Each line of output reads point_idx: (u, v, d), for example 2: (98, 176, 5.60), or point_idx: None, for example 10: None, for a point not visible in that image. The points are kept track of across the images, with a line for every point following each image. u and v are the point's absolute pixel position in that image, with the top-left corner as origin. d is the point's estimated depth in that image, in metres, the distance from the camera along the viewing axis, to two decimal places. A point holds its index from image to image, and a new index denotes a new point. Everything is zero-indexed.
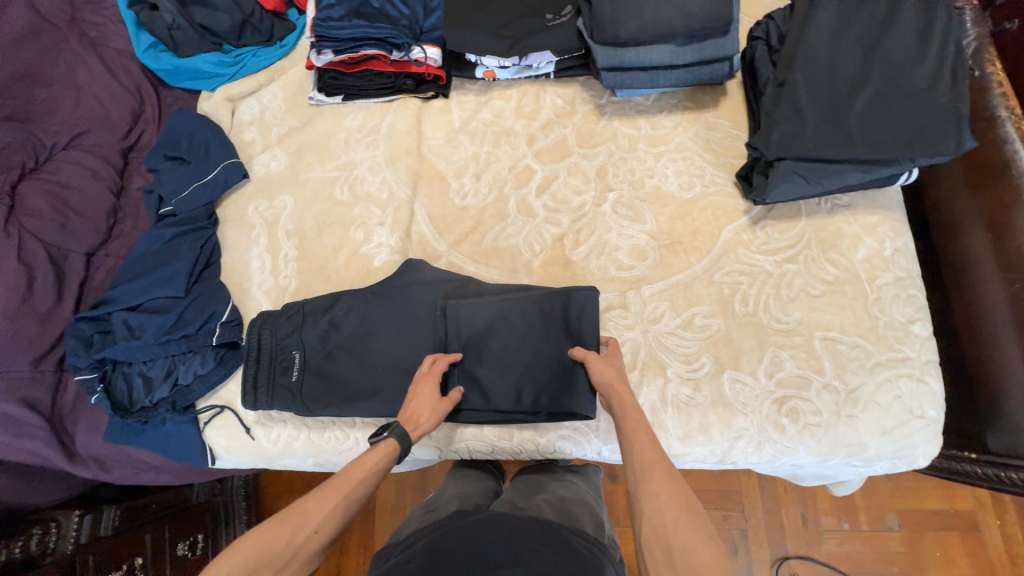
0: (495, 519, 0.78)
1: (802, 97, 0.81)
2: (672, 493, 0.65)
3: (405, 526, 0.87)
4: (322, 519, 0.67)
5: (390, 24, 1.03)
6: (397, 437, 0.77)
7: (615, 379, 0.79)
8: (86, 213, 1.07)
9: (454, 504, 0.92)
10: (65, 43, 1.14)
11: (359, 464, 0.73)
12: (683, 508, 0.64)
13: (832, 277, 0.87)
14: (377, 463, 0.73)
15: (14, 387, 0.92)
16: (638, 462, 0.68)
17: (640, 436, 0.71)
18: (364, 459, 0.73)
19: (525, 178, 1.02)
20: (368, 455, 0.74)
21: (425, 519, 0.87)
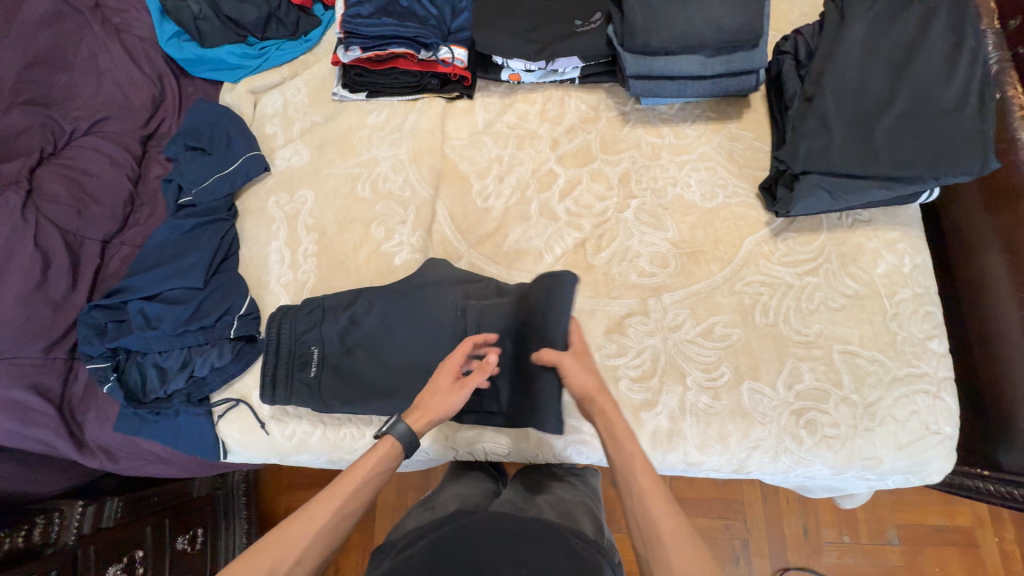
0: (491, 517, 0.78)
1: (830, 113, 0.83)
2: (684, 556, 0.59)
3: (406, 522, 0.89)
4: (310, 545, 0.63)
5: (419, 24, 1.03)
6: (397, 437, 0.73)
7: (596, 392, 0.74)
8: (103, 200, 1.05)
9: (456, 503, 0.92)
10: (89, 29, 1.14)
11: (350, 475, 0.69)
12: (697, 573, 0.58)
13: (852, 291, 0.88)
14: (369, 471, 0.70)
15: (24, 373, 0.91)
16: (643, 515, 0.64)
17: (643, 484, 0.65)
18: (355, 474, 0.69)
19: (548, 182, 1.03)
20: (368, 456, 0.71)
21: (425, 516, 0.88)
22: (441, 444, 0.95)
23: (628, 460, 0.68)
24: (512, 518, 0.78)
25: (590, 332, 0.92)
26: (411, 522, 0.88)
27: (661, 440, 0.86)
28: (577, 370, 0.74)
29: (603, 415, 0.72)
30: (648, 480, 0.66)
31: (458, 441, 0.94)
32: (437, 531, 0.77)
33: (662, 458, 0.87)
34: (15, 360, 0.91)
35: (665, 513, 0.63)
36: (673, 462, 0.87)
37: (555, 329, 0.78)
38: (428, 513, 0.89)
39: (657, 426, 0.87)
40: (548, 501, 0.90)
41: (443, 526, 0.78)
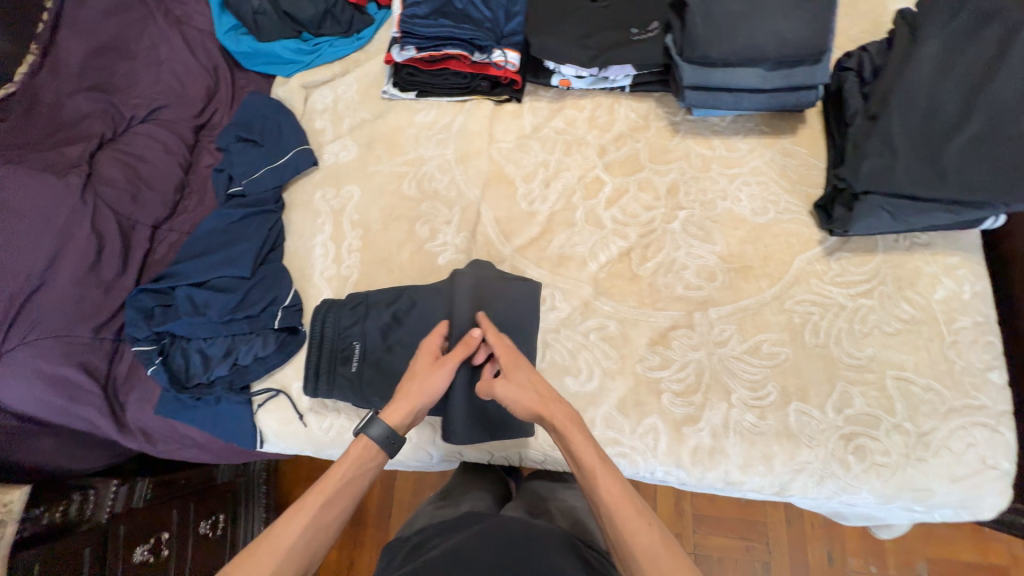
0: (501, 525, 0.79)
1: (895, 132, 0.81)
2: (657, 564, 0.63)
3: (416, 518, 0.98)
4: (290, 558, 0.66)
5: (475, 26, 1.04)
6: (375, 436, 0.76)
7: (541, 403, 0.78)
8: (156, 186, 1.08)
9: (466, 504, 0.99)
10: (151, 20, 1.17)
11: (320, 488, 0.72)
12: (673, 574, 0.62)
13: (908, 315, 0.86)
14: (340, 482, 0.73)
15: (74, 351, 0.93)
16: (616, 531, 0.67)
17: (614, 499, 0.69)
18: (329, 483, 0.72)
19: (595, 189, 1.02)
20: (342, 465, 0.74)
21: (435, 514, 0.96)
22: (472, 445, 0.95)
23: (593, 476, 0.71)
24: (513, 526, 0.78)
25: (633, 342, 0.91)
26: (422, 519, 0.97)
27: (702, 457, 0.84)
28: (514, 390, 0.79)
29: (557, 430, 0.76)
30: (616, 496, 0.69)
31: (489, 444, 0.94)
32: (448, 539, 0.78)
33: (701, 476, 0.85)
34: (66, 338, 0.92)
35: (634, 526, 0.66)
36: (712, 480, 0.85)
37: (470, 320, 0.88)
38: (438, 512, 0.97)
39: (699, 442, 0.85)
40: (559, 508, 0.95)
41: (444, 534, 0.81)
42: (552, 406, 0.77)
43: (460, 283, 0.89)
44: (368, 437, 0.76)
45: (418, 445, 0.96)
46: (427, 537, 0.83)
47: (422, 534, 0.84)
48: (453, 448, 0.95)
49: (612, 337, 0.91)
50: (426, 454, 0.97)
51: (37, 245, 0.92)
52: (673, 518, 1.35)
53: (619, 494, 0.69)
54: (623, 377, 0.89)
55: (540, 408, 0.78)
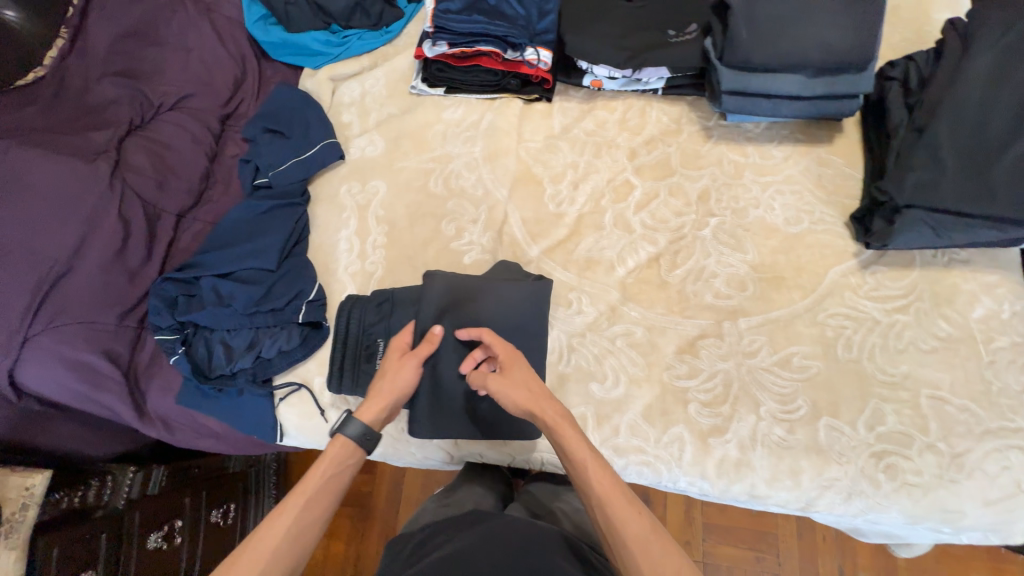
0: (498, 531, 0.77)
1: (943, 145, 0.79)
2: (650, 554, 0.62)
3: (422, 516, 0.98)
4: (274, 563, 0.64)
5: (508, 23, 1.02)
6: (352, 433, 0.75)
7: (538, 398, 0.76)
8: (182, 175, 1.07)
9: (470, 503, 0.97)
10: (181, 7, 1.16)
11: (299, 494, 0.70)
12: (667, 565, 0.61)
13: (945, 333, 0.84)
14: (319, 484, 0.71)
15: (97, 338, 0.92)
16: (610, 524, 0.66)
17: (608, 492, 0.67)
18: (309, 484, 0.71)
19: (624, 193, 1.01)
20: (322, 465, 0.73)
21: (439, 513, 0.96)
22: (494, 448, 0.93)
23: (584, 467, 0.69)
24: (511, 531, 0.77)
25: (660, 350, 0.89)
26: (428, 516, 0.97)
27: (728, 469, 0.83)
28: (510, 390, 0.76)
29: (550, 427, 0.73)
30: (608, 488, 0.68)
31: (510, 447, 0.93)
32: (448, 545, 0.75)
33: (725, 488, 0.84)
34: (90, 325, 0.91)
35: (626, 516, 0.65)
36: (737, 493, 0.84)
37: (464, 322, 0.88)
38: (441, 509, 0.97)
39: (725, 454, 0.83)
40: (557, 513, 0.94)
41: (442, 536, 0.79)
42: (543, 402, 0.75)
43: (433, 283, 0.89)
44: (345, 436, 0.75)
45: (438, 446, 0.94)
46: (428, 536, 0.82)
47: (430, 528, 0.84)
48: (472, 449, 0.94)
49: (639, 344, 0.90)
50: (444, 453, 0.95)
51: (63, 231, 0.91)
52: (683, 527, 1.33)
53: (612, 487, 0.68)
54: (649, 385, 0.87)
55: (534, 406, 0.75)
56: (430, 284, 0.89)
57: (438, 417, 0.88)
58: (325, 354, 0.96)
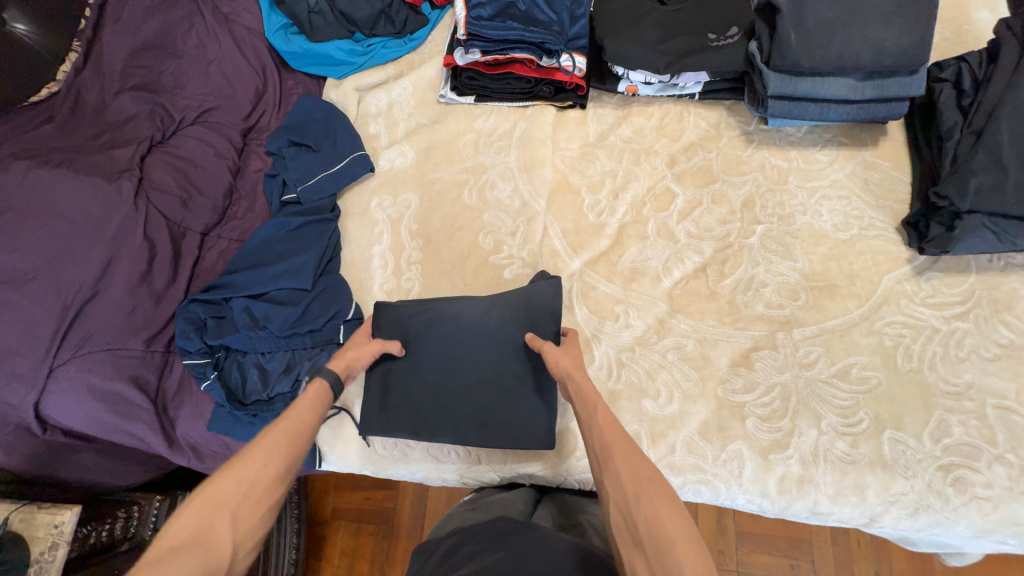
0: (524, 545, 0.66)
1: (1004, 150, 0.77)
2: (635, 474, 0.58)
3: (447, 522, 0.84)
4: (276, 450, 0.60)
5: (543, 29, 0.99)
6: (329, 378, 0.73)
7: (571, 367, 0.74)
8: (206, 191, 1.03)
9: (500, 507, 0.83)
10: (199, 17, 1.12)
11: (291, 408, 0.67)
12: (644, 487, 0.57)
13: (1007, 340, 0.82)
14: (311, 402, 0.68)
15: (124, 365, 0.87)
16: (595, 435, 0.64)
17: (595, 413, 0.65)
18: (298, 404, 0.68)
19: (666, 201, 0.98)
20: (307, 395, 0.69)
21: (468, 517, 0.81)
22: (547, 466, 0.87)
23: (590, 399, 0.67)
24: (538, 545, 0.66)
25: (713, 363, 0.87)
26: (453, 522, 0.83)
27: (790, 486, 0.80)
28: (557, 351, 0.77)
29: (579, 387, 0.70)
30: (605, 414, 0.65)
31: (563, 465, 0.87)
32: (472, 561, 0.65)
33: (787, 505, 0.81)
34: (118, 352, 0.87)
35: (614, 440, 0.62)
36: (798, 510, 0.81)
37: (452, 337, 0.88)
38: (469, 513, 0.83)
39: (787, 471, 0.81)
40: (593, 524, 0.80)
41: (466, 548, 0.69)
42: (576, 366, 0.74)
43: (385, 315, 0.89)
44: (321, 380, 0.72)
45: (486, 468, 0.88)
46: (452, 547, 0.71)
47: (456, 535, 0.74)
48: (522, 470, 0.87)
49: (691, 358, 0.87)
50: (491, 474, 0.89)
51: (88, 255, 0.87)
52: (716, 535, 1.28)
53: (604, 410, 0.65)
54: (705, 401, 0.85)
55: (572, 372, 0.73)
56: (379, 315, 0.89)
57: (391, 426, 0.86)
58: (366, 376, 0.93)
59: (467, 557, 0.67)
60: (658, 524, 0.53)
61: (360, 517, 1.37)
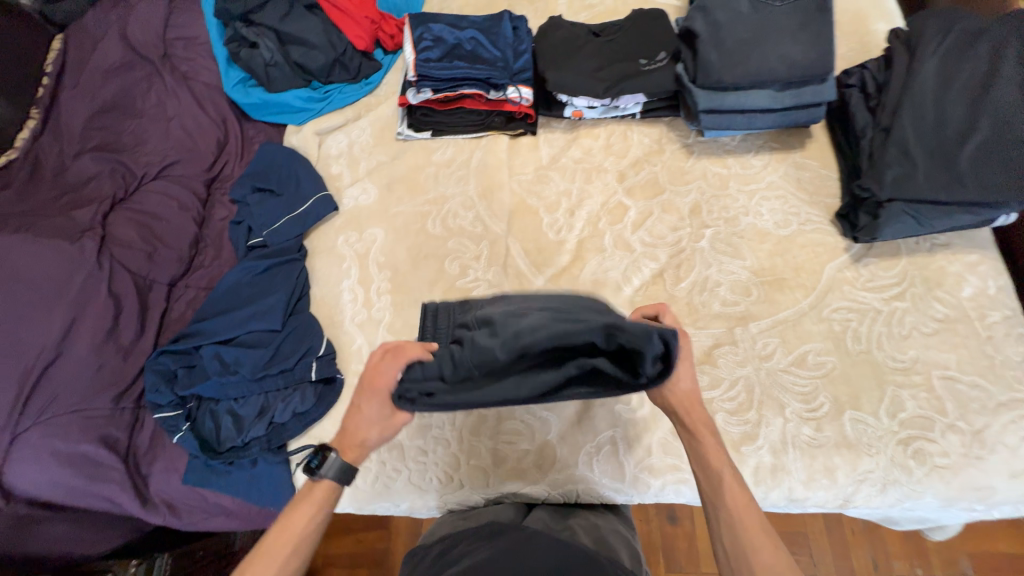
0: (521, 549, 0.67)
1: (910, 141, 0.86)
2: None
3: (438, 528, 0.85)
4: None
5: (488, 66, 1.06)
6: (335, 478, 0.67)
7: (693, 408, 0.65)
8: (171, 242, 1.04)
9: (490, 515, 0.84)
10: (158, 77, 1.17)
11: (283, 529, 0.64)
12: None
13: (942, 314, 0.88)
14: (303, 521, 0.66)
15: (92, 425, 0.85)
16: (726, 522, 0.63)
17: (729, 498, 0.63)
18: (293, 520, 0.65)
19: (619, 214, 1.03)
20: (299, 511, 0.66)
21: (458, 525, 0.83)
22: (531, 481, 0.87)
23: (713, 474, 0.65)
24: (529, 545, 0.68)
25: None
26: (444, 530, 0.83)
27: (765, 476, 0.83)
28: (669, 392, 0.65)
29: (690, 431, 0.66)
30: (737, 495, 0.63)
31: (546, 478, 0.87)
32: (460, 561, 0.67)
33: (765, 495, 0.83)
34: (85, 413, 0.85)
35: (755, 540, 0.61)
36: (776, 499, 0.83)
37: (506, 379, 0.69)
38: (459, 523, 0.84)
39: (760, 461, 0.83)
40: (582, 525, 0.82)
41: (458, 548, 0.71)
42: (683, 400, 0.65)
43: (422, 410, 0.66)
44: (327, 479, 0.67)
45: (469, 491, 0.88)
46: (444, 550, 0.72)
47: (446, 541, 0.74)
48: (506, 487, 0.87)
49: None
50: (478, 495, 0.89)
51: (51, 316, 0.87)
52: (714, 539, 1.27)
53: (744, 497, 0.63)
54: None
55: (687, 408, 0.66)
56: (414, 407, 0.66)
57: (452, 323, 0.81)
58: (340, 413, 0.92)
59: (459, 556, 0.69)
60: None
61: (352, 559, 1.33)
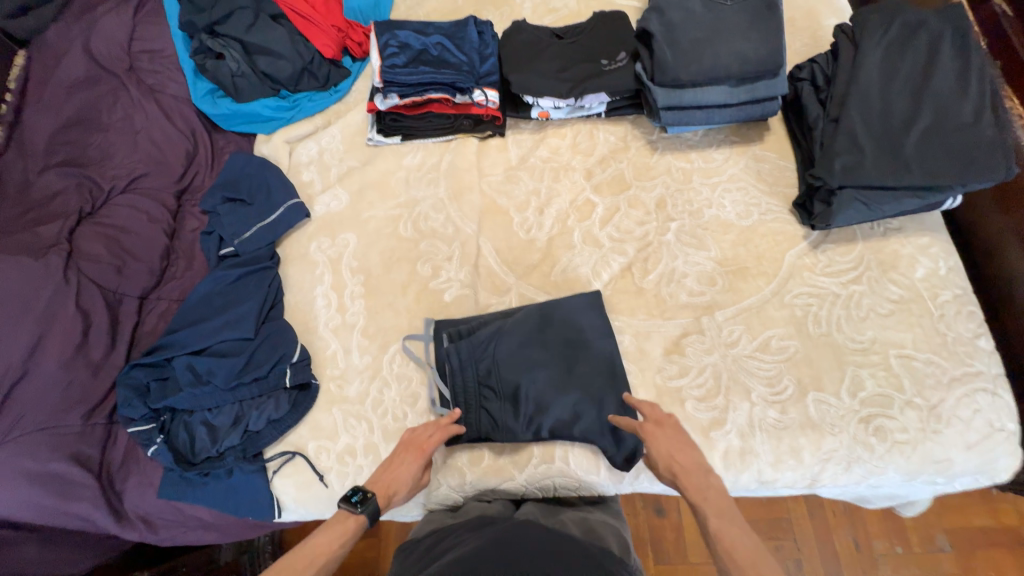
0: (513, 533, 0.72)
1: (858, 131, 0.89)
2: None
3: (427, 523, 0.85)
4: None
5: (454, 70, 1.08)
6: (370, 515, 0.71)
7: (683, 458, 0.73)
8: (141, 256, 1.04)
9: (477, 510, 0.85)
10: (123, 91, 1.16)
11: (302, 554, 0.64)
12: None
13: (897, 295, 0.92)
14: (324, 551, 0.66)
15: (63, 442, 0.84)
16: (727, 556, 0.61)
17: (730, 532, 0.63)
18: (324, 540, 0.67)
19: (587, 211, 1.05)
20: (333, 532, 0.68)
21: (443, 522, 0.84)
22: (509, 476, 0.88)
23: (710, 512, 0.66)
24: (518, 534, 0.72)
25: (648, 354, 0.92)
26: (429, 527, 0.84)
27: (734, 459, 0.85)
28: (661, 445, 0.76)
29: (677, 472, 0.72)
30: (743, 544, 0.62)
31: (522, 473, 0.88)
32: (451, 550, 0.71)
33: (735, 478, 0.85)
34: (54, 431, 0.84)
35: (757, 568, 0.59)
36: (746, 482, 0.85)
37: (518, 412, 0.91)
38: (449, 520, 0.84)
39: (728, 445, 0.85)
40: (573, 518, 0.84)
41: (448, 539, 0.75)
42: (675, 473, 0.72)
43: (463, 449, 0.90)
44: (363, 515, 0.71)
45: (447, 490, 0.89)
46: (433, 542, 0.76)
47: (437, 534, 0.79)
48: (484, 484, 0.88)
49: (628, 352, 0.93)
50: (458, 494, 0.90)
51: (17, 334, 0.86)
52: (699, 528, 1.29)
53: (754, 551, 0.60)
54: (645, 390, 0.90)
55: (679, 475, 0.72)
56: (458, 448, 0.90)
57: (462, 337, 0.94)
58: (316, 418, 0.93)
59: (449, 546, 0.72)
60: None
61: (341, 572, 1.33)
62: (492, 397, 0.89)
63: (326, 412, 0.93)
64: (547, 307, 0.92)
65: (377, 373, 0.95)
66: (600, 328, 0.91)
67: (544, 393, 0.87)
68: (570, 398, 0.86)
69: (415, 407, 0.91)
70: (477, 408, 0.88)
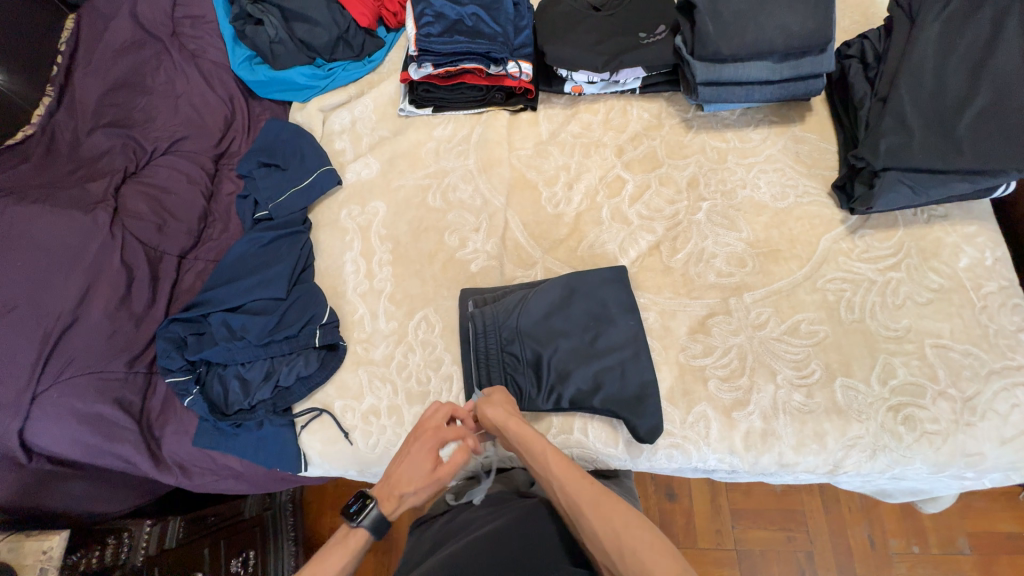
0: (530, 513, 0.73)
1: (907, 110, 0.86)
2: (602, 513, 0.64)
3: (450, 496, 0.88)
4: None
5: (488, 40, 1.06)
6: (369, 524, 0.70)
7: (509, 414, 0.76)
8: (180, 215, 1.07)
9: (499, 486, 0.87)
10: (167, 54, 1.20)
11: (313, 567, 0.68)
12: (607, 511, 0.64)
13: (937, 285, 0.89)
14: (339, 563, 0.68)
15: (108, 387, 0.89)
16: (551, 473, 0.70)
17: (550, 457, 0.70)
18: (325, 562, 0.68)
19: (617, 188, 1.04)
20: (337, 551, 0.69)
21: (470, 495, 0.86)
22: None
23: (525, 440, 0.73)
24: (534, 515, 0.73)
25: (673, 333, 0.92)
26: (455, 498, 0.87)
27: (755, 441, 0.84)
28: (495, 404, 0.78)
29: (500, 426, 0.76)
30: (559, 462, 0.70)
31: None
32: (470, 527, 0.74)
33: (755, 461, 0.85)
34: (100, 375, 0.89)
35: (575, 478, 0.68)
36: (766, 464, 0.85)
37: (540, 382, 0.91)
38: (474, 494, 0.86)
39: (750, 426, 0.85)
40: None
41: (466, 514, 0.78)
42: (510, 415, 0.76)
43: None
44: (362, 529, 0.70)
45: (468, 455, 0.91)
46: (451, 517, 0.80)
47: (454, 508, 0.82)
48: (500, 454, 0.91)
49: (653, 329, 0.93)
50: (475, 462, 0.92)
51: (67, 282, 0.91)
52: (710, 515, 1.29)
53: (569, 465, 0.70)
54: (668, 367, 0.89)
55: (506, 424, 0.75)
56: None
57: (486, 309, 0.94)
58: (343, 377, 0.96)
59: (465, 524, 0.75)
60: (646, 570, 0.57)
61: None
62: (516, 364, 0.90)
63: (353, 372, 0.96)
64: (570, 278, 0.92)
65: (402, 338, 0.97)
66: (628, 301, 0.91)
67: (570, 363, 0.87)
68: (595, 367, 0.87)
69: (439, 371, 0.93)
70: (502, 374, 0.90)
